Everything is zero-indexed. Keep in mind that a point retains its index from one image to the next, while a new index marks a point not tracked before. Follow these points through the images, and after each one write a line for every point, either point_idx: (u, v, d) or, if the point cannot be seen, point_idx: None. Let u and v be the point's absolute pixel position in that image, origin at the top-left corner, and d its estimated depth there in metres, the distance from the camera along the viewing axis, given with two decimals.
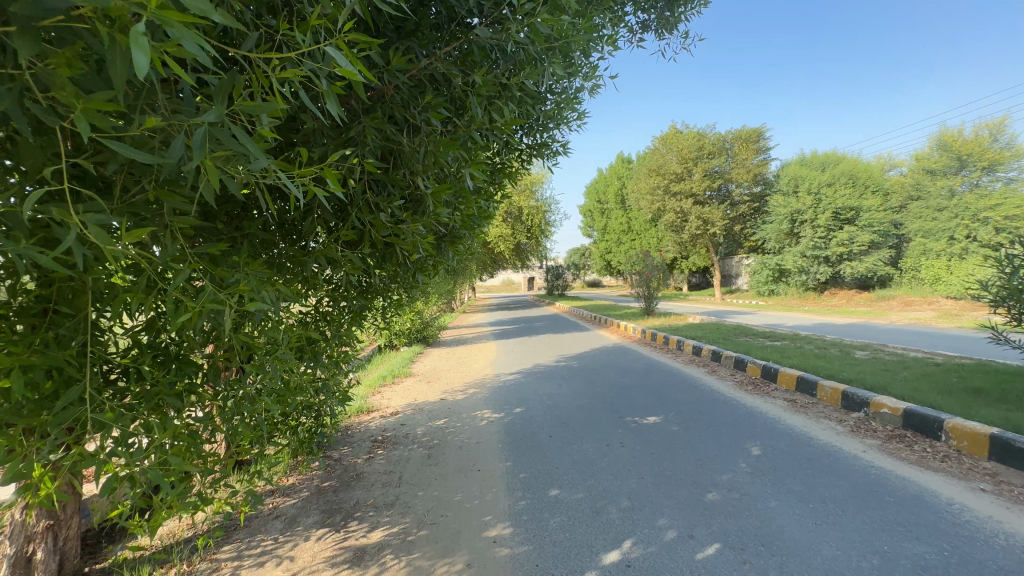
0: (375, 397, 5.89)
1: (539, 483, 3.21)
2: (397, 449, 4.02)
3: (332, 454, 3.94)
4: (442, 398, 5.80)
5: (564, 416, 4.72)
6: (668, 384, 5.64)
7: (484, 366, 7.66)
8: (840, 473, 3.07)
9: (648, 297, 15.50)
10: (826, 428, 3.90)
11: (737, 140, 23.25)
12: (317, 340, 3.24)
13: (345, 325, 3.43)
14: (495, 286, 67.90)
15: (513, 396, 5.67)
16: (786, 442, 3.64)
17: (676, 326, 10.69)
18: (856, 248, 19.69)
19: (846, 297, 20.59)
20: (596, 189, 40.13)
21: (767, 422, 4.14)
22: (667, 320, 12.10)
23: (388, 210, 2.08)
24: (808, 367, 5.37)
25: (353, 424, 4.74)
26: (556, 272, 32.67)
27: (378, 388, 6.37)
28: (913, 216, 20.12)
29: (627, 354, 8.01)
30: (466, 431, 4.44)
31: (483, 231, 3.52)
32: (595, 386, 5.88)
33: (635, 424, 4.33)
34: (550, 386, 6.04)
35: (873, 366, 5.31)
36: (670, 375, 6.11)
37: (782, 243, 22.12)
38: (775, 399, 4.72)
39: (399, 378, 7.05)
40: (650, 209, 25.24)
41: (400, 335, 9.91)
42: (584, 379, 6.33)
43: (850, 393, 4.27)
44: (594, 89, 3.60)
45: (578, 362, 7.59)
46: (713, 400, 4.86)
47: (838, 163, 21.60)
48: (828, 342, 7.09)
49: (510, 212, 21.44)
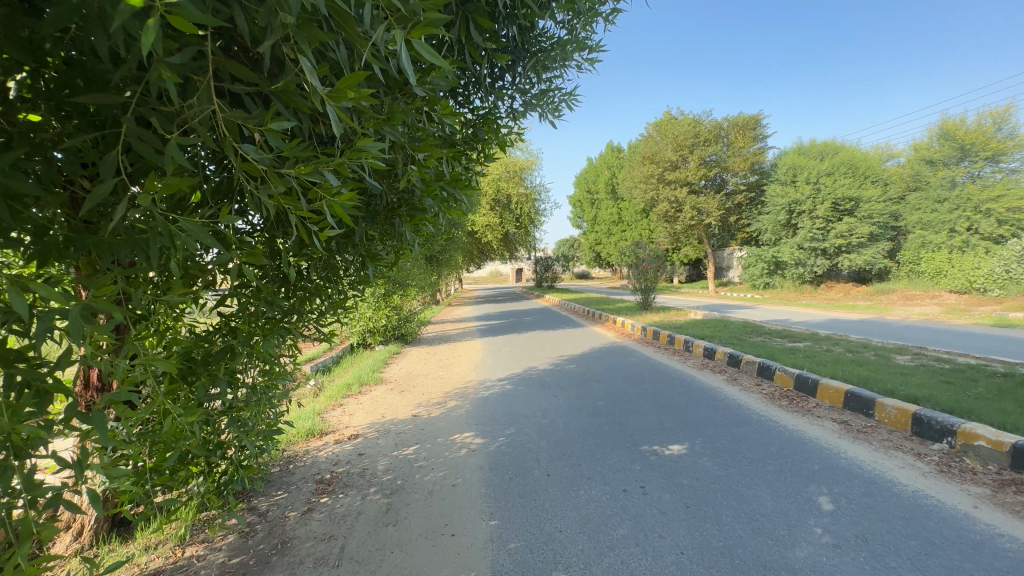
0: (334, 414, 4.91)
1: (537, 562, 2.27)
2: (346, 497, 3.03)
3: (257, 505, 2.94)
4: (414, 414, 4.83)
5: (565, 442, 3.78)
6: (684, 398, 4.74)
7: (467, 370, 6.70)
8: (962, 550, 2.17)
9: (643, 290, 14.62)
10: (905, 467, 3.01)
11: (734, 127, 22.41)
12: (210, 357, 2.29)
13: (260, 335, 2.41)
14: (482, 279, 66.86)
15: (502, 412, 4.70)
16: (862, 491, 2.75)
17: (678, 322, 9.82)
18: (856, 240, 19.03)
19: (844, 290, 19.98)
20: (586, 179, 39.08)
21: (823, 455, 3.25)
22: (667, 316, 11.23)
23: (263, 139, 1.10)
24: (853, 378, 4.50)
25: (297, 455, 3.74)
26: (545, 264, 31.63)
27: (341, 401, 5.37)
28: (913, 208, 19.51)
29: (629, 357, 7.10)
30: (440, 465, 3.48)
31: (458, 205, 2.53)
32: (598, 399, 4.94)
33: (656, 457, 3.41)
34: (544, 398, 5.10)
35: (930, 378, 4.45)
36: (686, 386, 5.19)
37: (778, 234, 21.42)
38: (822, 421, 3.84)
39: (367, 387, 6.07)
40: (643, 198, 24.32)
41: (374, 333, 8.91)
42: (584, 388, 5.42)
43: (925, 416, 3.40)
44: (611, 11, 2.60)
45: (575, 366, 6.64)
46: (747, 422, 3.94)
47: (837, 152, 20.86)
48: (858, 345, 6.24)
49: (498, 200, 20.39)
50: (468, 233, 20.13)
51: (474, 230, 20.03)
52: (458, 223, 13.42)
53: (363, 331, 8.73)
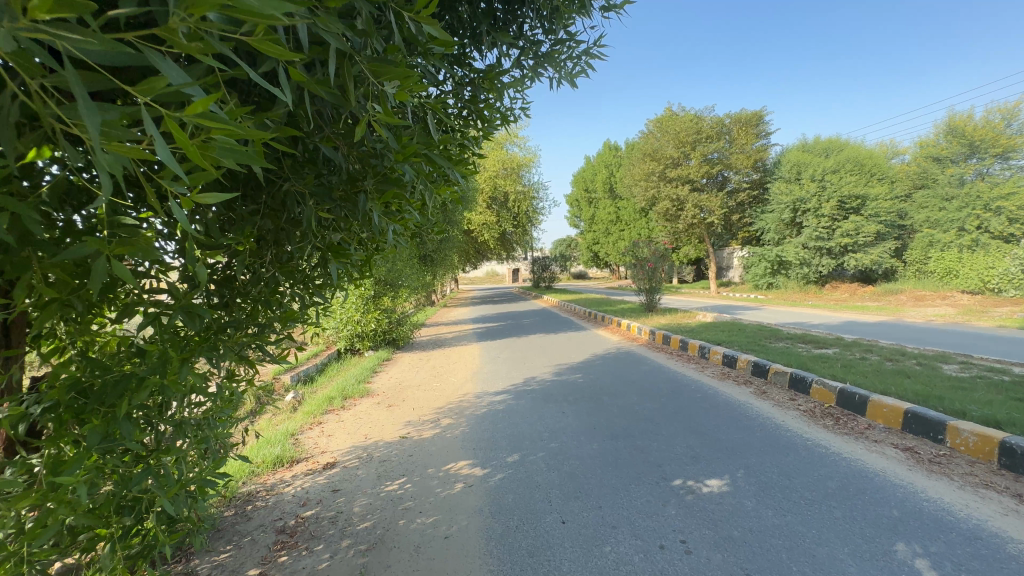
0: (309, 435, 4.29)
1: None
2: (311, 555, 2.40)
3: (196, 568, 2.31)
4: (402, 434, 4.23)
5: (579, 474, 3.18)
6: (712, 417, 4.15)
7: (462, 380, 6.10)
8: None
9: (647, 291, 14.03)
10: (1010, 514, 2.42)
11: (736, 124, 21.88)
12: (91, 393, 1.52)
13: (179, 359, 1.63)
14: (479, 280, 66.24)
15: (504, 433, 4.10)
16: (970, 551, 2.15)
17: (688, 326, 9.24)
18: (862, 239, 18.53)
19: (850, 290, 19.46)
20: (584, 178, 38.46)
21: (900, 496, 2.66)
22: (674, 318, 10.65)
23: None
24: (905, 393, 3.93)
25: (259, 493, 3.13)
26: (543, 264, 30.98)
27: (321, 419, 4.75)
28: (920, 206, 19.02)
29: (640, 365, 6.50)
30: (432, 506, 2.87)
31: (452, 183, 1.94)
32: (613, 416, 4.34)
33: (693, 495, 2.81)
34: (551, 416, 4.50)
35: (995, 392, 3.88)
36: (712, 402, 4.59)
37: (782, 233, 20.90)
38: (883, 449, 3.26)
39: (351, 400, 5.47)
40: (644, 196, 23.76)
41: (363, 338, 8.31)
42: (596, 402, 4.82)
43: (1017, 444, 2.83)
44: None
45: (582, 376, 6.04)
46: (793, 449, 3.35)
47: (842, 149, 20.36)
48: (894, 352, 5.67)
49: (495, 197, 19.83)
50: (464, 231, 19.53)
51: (471, 228, 19.44)
52: (454, 221, 12.81)
53: (351, 336, 8.11)
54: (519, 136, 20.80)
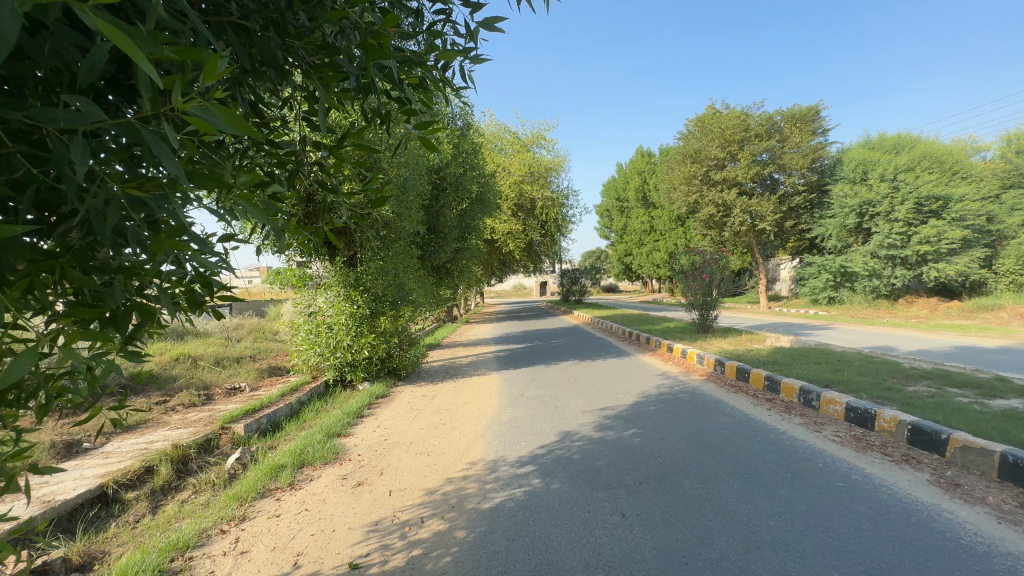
0: (208, 552, 2.66)
1: None
2: None
3: None
4: (351, 556, 2.55)
5: None
6: (904, 550, 2.31)
7: (469, 433, 4.54)
8: None
9: (699, 308, 11.96)
10: None
11: (789, 120, 19.68)
12: None
13: None
14: (506, 293, 65.06)
15: (524, 567, 2.34)
16: None
17: (762, 353, 7.31)
18: (946, 247, 15.95)
19: (930, 306, 16.88)
20: (614, 187, 36.60)
21: None
22: (739, 341, 8.69)
23: None
24: None
25: None
26: (572, 277, 29.10)
27: (250, 513, 3.12)
28: (1012, 208, 16.30)
29: (718, 415, 4.65)
30: None
31: None
32: (711, 532, 2.55)
33: None
34: (608, 521, 2.74)
35: None
36: (868, 506, 2.76)
37: (846, 241, 18.49)
38: None
39: (313, 467, 3.88)
40: (684, 202, 21.79)
41: (355, 367, 6.81)
42: (673, 492, 3.05)
43: None
44: None
45: (638, 434, 4.23)
46: None
47: (915, 145, 17.87)
48: None
49: (521, 204, 18.29)
50: (488, 241, 18.03)
51: (495, 237, 17.81)
52: (474, 228, 11.19)
53: (341, 364, 6.65)
54: (546, 139, 19.30)
